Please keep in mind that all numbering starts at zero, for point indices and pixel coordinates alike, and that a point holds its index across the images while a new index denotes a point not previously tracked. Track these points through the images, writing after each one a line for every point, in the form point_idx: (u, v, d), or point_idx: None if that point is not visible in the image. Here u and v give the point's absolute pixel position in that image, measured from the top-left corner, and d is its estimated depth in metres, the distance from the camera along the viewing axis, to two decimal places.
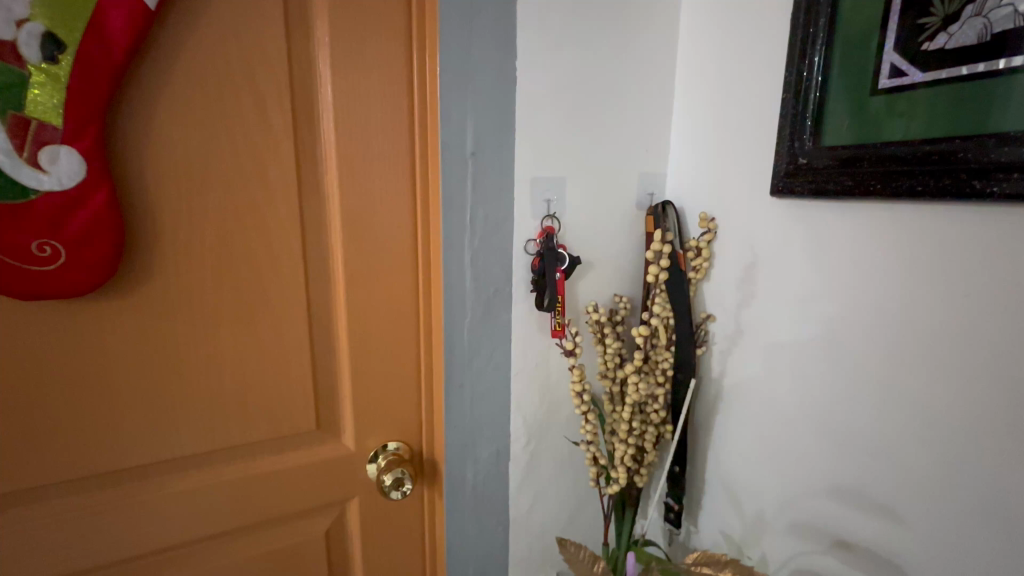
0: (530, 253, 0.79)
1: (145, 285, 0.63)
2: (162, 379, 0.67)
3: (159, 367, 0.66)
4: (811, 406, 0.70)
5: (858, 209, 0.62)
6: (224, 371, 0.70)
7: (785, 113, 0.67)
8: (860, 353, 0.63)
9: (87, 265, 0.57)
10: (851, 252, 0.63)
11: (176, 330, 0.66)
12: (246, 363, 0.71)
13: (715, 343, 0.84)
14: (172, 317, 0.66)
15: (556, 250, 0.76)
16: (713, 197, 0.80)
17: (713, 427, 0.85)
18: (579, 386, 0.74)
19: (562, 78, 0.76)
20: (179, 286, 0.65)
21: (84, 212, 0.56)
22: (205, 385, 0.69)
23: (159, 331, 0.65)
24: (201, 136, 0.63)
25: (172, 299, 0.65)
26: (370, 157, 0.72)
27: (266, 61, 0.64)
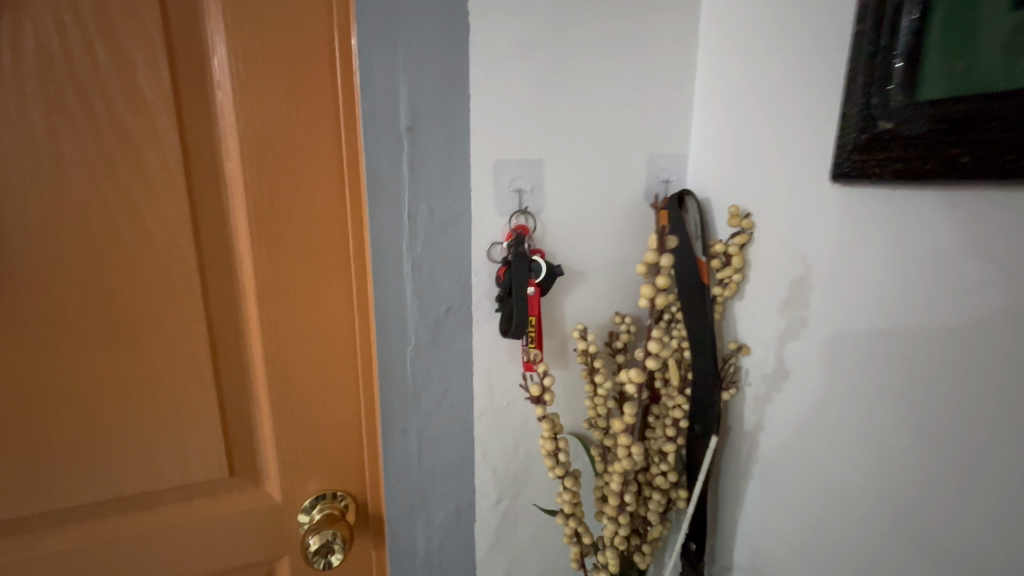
0: (496, 261, 0.60)
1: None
2: (25, 415, 0.54)
3: (21, 405, 0.54)
4: (883, 493, 0.48)
5: (966, 207, 0.39)
6: (105, 409, 0.57)
7: (857, 54, 0.43)
8: (970, 426, 0.41)
9: None
10: (954, 275, 0.40)
11: (40, 360, 0.54)
12: (133, 399, 0.57)
13: (749, 384, 0.62)
14: (34, 342, 0.53)
15: (528, 258, 0.58)
16: (749, 186, 0.59)
17: (745, 494, 0.64)
18: (552, 443, 0.55)
19: (537, 26, 0.57)
20: (39, 307, 0.53)
21: None
22: (81, 424, 0.56)
23: (18, 361, 0.53)
24: (51, 114, 0.49)
25: (32, 322, 0.53)
26: (279, 136, 0.55)
27: (131, 13, 0.49)
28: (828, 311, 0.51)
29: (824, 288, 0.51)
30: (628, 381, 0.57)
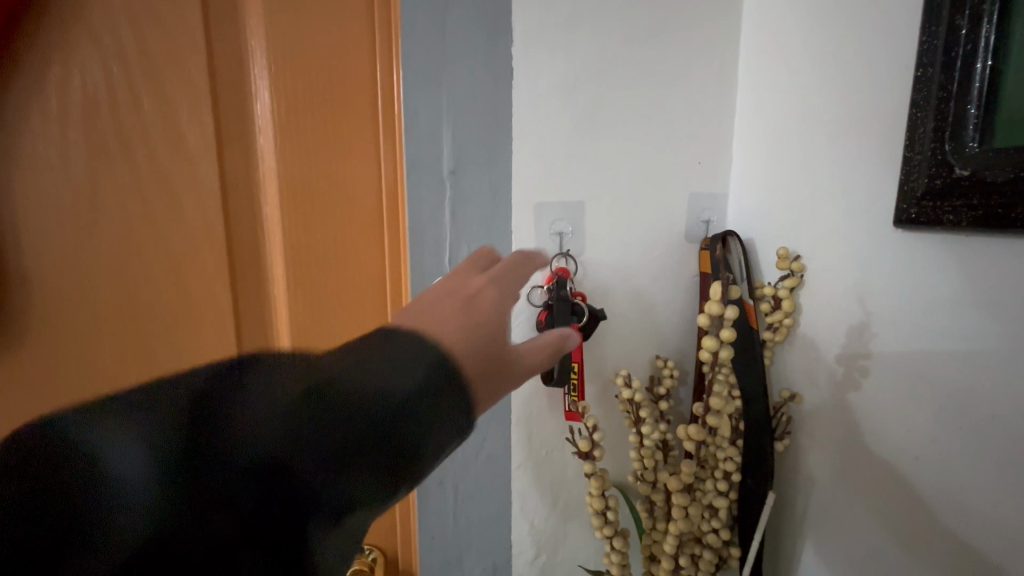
0: (537, 305, 0.59)
1: (23, 346, 0.51)
2: None
3: None
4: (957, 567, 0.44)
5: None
6: None
7: (926, 98, 0.42)
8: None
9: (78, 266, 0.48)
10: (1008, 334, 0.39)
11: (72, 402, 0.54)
12: None
13: (802, 433, 0.59)
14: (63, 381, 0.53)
15: (571, 300, 0.55)
16: (799, 227, 0.57)
17: (802, 554, 0.60)
18: (600, 501, 0.53)
19: (578, 67, 0.56)
20: (76, 349, 0.53)
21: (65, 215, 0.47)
22: None
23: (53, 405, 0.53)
24: (92, 158, 0.49)
25: (65, 365, 0.53)
26: (320, 182, 0.55)
27: (179, 62, 0.50)
28: (890, 361, 0.48)
29: (887, 334, 0.48)
30: (686, 438, 0.54)
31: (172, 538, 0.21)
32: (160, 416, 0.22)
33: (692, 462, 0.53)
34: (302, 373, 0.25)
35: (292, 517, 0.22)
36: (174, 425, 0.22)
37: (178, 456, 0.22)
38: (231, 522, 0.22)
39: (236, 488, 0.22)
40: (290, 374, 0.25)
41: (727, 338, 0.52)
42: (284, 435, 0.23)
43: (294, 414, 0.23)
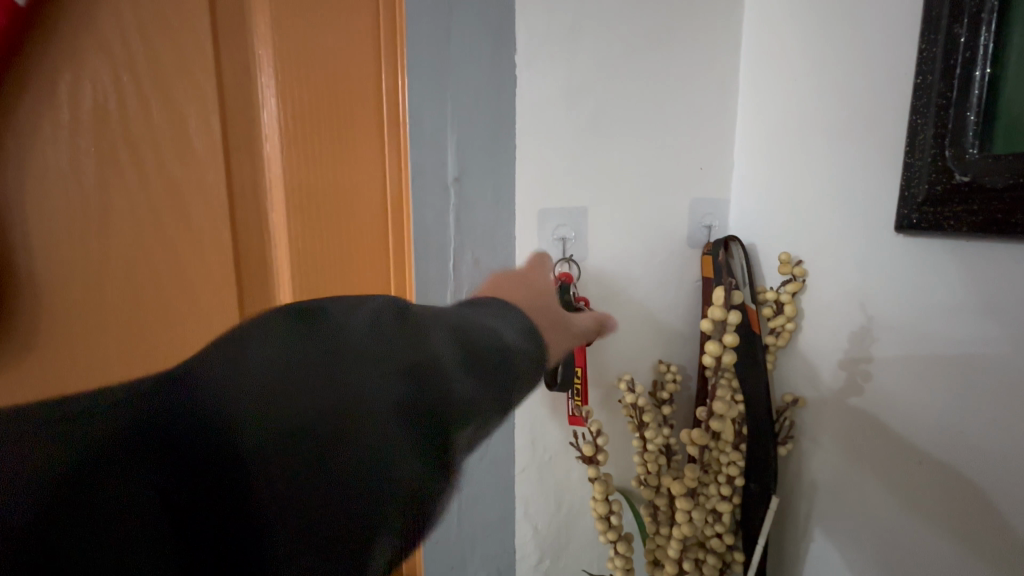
0: None
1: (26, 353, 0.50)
2: None
3: None
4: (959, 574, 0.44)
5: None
6: None
7: (925, 105, 0.42)
8: None
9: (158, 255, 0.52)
10: (1007, 339, 0.39)
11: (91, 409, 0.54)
12: None
13: (804, 437, 0.60)
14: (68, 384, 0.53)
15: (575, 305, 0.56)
16: (800, 233, 0.57)
17: (806, 558, 0.60)
18: (604, 506, 0.53)
19: (581, 75, 0.57)
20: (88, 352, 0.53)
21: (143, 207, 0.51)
22: None
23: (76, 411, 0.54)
24: (101, 166, 0.50)
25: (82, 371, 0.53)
26: (327, 188, 0.56)
27: (189, 70, 0.50)
28: (891, 365, 0.49)
29: (889, 339, 0.48)
30: (688, 442, 0.55)
31: (336, 476, 0.18)
32: (295, 344, 0.19)
33: (696, 466, 0.54)
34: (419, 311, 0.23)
35: (450, 451, 0.20)
36: (312, 356, 0.19)
37: (327, 386, 0.19)
38: (396, 459, 0.19)
39: (393, 422, 0.19)
40: (410, 312, 0.23)
41: (730, 342, 0.52)
42: (437, 361, 0.21)
43: (432, 349, 0.21)
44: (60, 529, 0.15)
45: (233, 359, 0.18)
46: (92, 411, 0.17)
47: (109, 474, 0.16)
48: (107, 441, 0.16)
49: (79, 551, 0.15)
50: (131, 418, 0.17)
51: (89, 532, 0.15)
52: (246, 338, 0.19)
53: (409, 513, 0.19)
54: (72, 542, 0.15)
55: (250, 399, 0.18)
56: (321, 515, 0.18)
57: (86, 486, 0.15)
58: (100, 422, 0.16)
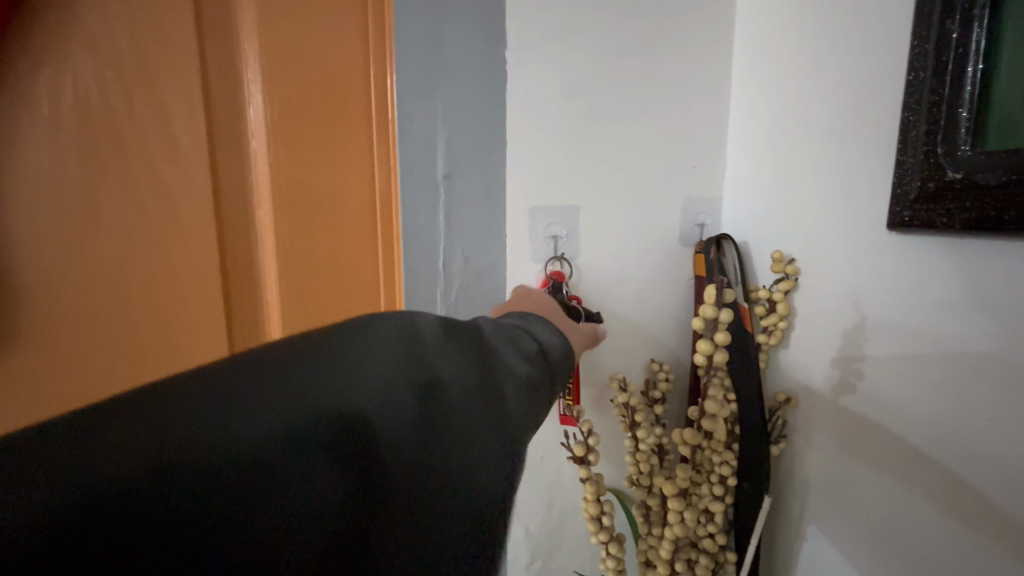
0: None
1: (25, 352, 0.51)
2: None
3: None
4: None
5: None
6: None
7: (917, 101, 0.42)
8: None
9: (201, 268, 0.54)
10: (998, 338, 0.38)
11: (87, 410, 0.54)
12: None
13: (797, 436, 0.60)
14: (45, 387, 0.52)
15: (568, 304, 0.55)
16: (793, 231, 0.57)
17: (799, 558, 0.60)
18: (595, 506, 0.53)
19: (573, 72, 0.56)
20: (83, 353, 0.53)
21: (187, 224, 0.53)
22: None
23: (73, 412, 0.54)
24: (86, 165, 0.49)
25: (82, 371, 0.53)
26: (316, 184, 0.54)
27: (173, 65, 0.49)
28: (884, 364, 0.48)
29: (881, 337, 0.48)
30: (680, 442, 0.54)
31: (446, 453, 0.24)
32: (401, 355, 0.26)
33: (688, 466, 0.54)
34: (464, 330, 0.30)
35: (511, 431, 0.27)
36: (415, 362, 0.25)
37: (428, 383, 0.25)
38: (480, 436, 0.25)
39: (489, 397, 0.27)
40: (462, 331, 0.30)
41: (722, 341, 0.52)
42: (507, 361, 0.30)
43: (486, 356, 0.29)
44: (267, 491, 0.19)
45: (360, 363, 0.24)
46: (264, 401, 0.21)
47: (297, 454, 0.20)
48: (290, 427, 0.20)
49: (282, 507, 0.19)
50: (301, 409, 0.21)
51: (287, 495, 0.19)
52: (361, 349, 0.25)
53: (495, 480, 0.25)
54: (277, 501, 0.19)
55: (384, 393, 0.23)
56: (436, 484, 0.23)
57: (282, 460, 0.20)
58: (277, 411, 0.20)
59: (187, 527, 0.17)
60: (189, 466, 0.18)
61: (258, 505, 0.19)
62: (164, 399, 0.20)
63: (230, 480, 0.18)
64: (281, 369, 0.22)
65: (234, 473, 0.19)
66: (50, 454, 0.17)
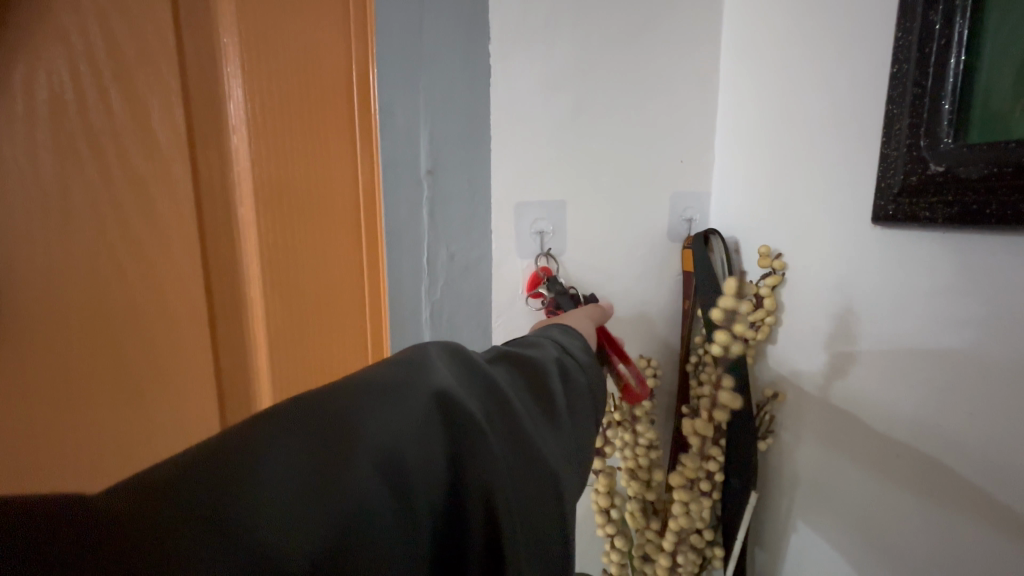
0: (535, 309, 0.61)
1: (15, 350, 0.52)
2: (47, 455, 0.55)
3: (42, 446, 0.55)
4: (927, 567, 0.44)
5: (1004, 257, 0.36)
6: (115, 447, 0.57)
7: (901, 93, 0.42)
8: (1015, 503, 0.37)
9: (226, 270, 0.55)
10: (972, 333, 0.39)
11: (77, 407, 0.55)
12: (152, 443, 0.58)
13: (784, 431, 0.60)
14: (47, 383, 0.53)
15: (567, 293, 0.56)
16: (778, 226, 0.57)
17: (785, 551, 0.61)
18: (605, 499, 0.54)
19: (557, 66, 0.56)
20: (71, 351, 0.53)
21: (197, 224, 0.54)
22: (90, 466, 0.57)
23: (66, 406, 0.55)
24: (61, 161, 0.48)
25: (72, 368, 0.54)
26: (298, 179, 0.53)
27: (149, 58, 0.48)
28: (864, 358, 0.49)
29: (865, 332, 0.48)
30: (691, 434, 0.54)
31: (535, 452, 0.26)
32: (471, 369, 0.27)
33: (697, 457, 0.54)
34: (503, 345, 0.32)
35: (565, 434, 0.29)
36: (485, 374, 0.27)
37: (502, 392, 0.27)
38: (549, 436, 0.28)
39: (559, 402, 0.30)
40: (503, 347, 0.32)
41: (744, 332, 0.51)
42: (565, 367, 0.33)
43: (533, 365, 0.31)
44: (403, 498, 0.21)
45: (443, 376, 0.25)
46: (378, 416, 0.22)
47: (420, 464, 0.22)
48: (407, 443, 0.22)
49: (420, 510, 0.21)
50: (412, 422, 0.23)
51: (419, 501, 0.21)
52: (436, 365, 0.26)
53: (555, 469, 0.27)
54: (416, 506, 0.21)
55: (471, 405, 0.25)
56: (532, 482, 0.25)
57: (411, 470, 0.21)
58: (389, 425, 0.22)
59: (353, 536, 0.19)
60: (341, 482, 0.19)
61: (400, 512, 0.20)
62: (288, 423, 0.21)
63: (376, 489, 0.20)
64: (379, 387, 0.23)
65: (376, 482, 0.20)
66: (218, 481, 0.18)
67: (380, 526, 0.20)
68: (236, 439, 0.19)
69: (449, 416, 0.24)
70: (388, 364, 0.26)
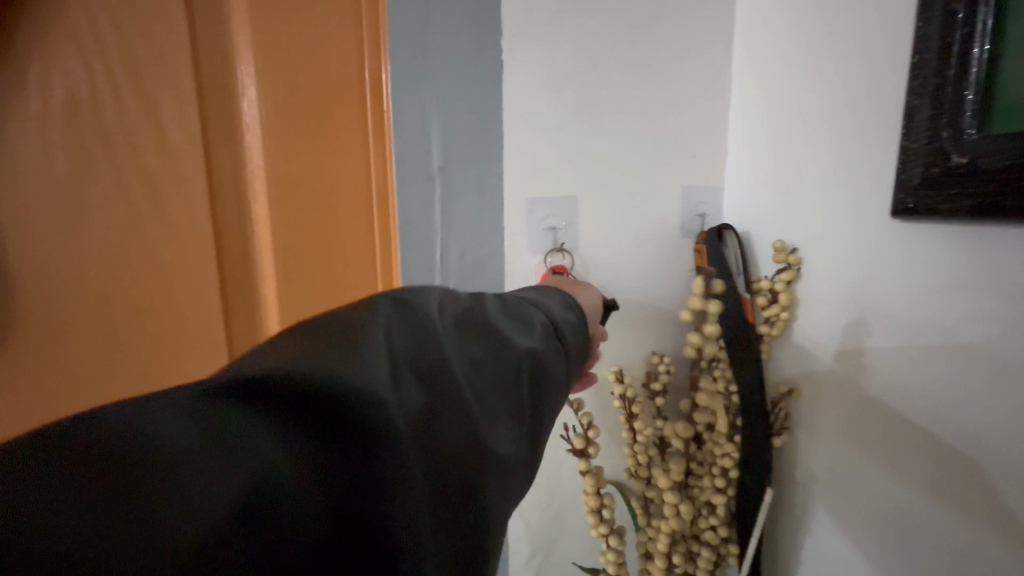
0: None
1: (28, 348, 0.52)
2: None
3: None
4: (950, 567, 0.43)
5: None
6: None
7: (921, 85, 0.41)
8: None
9: (240, 268, 0.56)
10: (996, 326, 0.38)
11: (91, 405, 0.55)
12: None
13: (799, 428, 0.60)
14: (58, 382, 0.54)
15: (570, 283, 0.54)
16: (793, 220, 0.56)
17: (803, 549, 0.60)
18: (595, 499, 0.53)
19: (569, 61, 0.55)
20: (84, 348, 0.54)
21: (208, 222, 0.54)
22: None
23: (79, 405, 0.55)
24: (76, 159, 0.49)
25: (85, 366, 0.54)
26: (312, 176, 0.54)
27: (162, 57, 0.49)
28: (884, 354, 0.48)
29: (885, 328, 0.47)
30: (673, 436, 0.55)
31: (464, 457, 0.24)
32: (415, 355, 0.25)
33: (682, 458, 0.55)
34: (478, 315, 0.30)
35: (517, 424, 0.28)
36: (436, 361, 0.25)
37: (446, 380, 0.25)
38: (494, 432, 0.26)
39: (510, 396, 0.28)
40: (471, 320, 0.29)
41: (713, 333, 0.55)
42: (538, 352, 0.30)
43: (495, 348, 0.28)
44: (282, 525, 0.18)
45: (374, 370, 0.22)
46: (284, 413, 0.20)
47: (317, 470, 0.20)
48: (289, 465, 0.19)
49: (300, 537, 0.19)
50: (315, 428, 0.20)
51: (299, 528, 0.19)
52: (380, 345, 0.24)
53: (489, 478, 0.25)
54: (296, 532, 0.19)
55: (396, 410, 0.22)
56: (450, 490, 0.24)
57: (296, 491, 0.19)
58: (276, 444, 0.19)
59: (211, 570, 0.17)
60: (219, 486, 0.17)
61: (279, 539, 0.18)
62: (183, 411, 0.19)
63: (252, 508, 0.18)
64: (292, 378, 0.20)
65: (246, 509, 0.18)
66: (75, 491, 0.16)
67: (252, 541, 0.18)
68: (115, 432, 0.17)
69: (372, 410, 0.21)
70: (319, 344, 0.23)
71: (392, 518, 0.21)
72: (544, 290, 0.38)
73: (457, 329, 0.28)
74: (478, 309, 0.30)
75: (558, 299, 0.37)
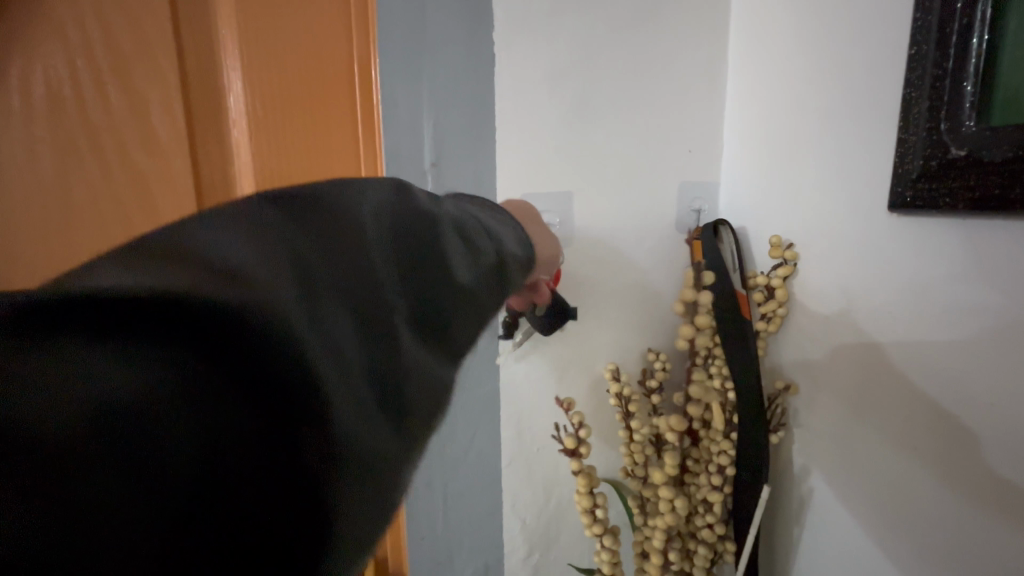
0: None
1: None
2: None
3: None
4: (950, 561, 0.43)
5: None
6: None
7: (919, 78, 0.41)
8: None
9: None
10: (995, 321, 0.38)
11: None
12: None
13: (795, 423, 0.59)
14: None
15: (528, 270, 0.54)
16: (789, 215, 0.56)
17: (801, 543, 0.60)
18: (588, 498, 0.52)
19: (564, 55, 0.55)
20: None
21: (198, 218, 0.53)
22: None
23: None
24: (62, 157, 0.48)
25: None
26: (302, 168, 0.53)
27: (148, 51, 0.47)
28: (882, 348, 0.47)
29: (881, 323, 0.47)
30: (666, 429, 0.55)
31: (394, 399, 0.22)
32: (333, 267, 0.21)
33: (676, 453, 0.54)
34: (412, 225, 0.26)
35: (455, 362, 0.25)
36: (357, 278, 0.22)
37: (369, 310, 0.22)
38: (432, 364, 0.23)
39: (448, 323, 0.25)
40: (405, 228, 0.25)
41: None
42: (481, 277, 0.27)
43: (431, 267, 0.25)
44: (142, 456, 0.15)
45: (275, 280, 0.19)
46: (151, 321, 0.16)
47: (196, 391, 0.16)
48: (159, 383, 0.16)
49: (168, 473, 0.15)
50: (198, 338, 0.17)
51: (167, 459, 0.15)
52: (286, 252, 0.20)
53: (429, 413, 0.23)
54: (162, 468, 0.15)
55: (305, 325, 0.19)
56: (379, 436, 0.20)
57: (168, 411, 0.16)
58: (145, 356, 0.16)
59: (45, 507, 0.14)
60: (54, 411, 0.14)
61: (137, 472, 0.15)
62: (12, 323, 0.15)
63: (102, 432, 0.15)
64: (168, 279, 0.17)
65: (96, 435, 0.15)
66: None
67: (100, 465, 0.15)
68: None
69: (265, 336, 0.17)
70: (210, 244, 0.19)
71: (298, 455, 0.18)
72: (493, 208, 0.35)
73: (388, 236, 0.24)
74: (421, 219, 0.26)
75: (509, 222, 0.34)
